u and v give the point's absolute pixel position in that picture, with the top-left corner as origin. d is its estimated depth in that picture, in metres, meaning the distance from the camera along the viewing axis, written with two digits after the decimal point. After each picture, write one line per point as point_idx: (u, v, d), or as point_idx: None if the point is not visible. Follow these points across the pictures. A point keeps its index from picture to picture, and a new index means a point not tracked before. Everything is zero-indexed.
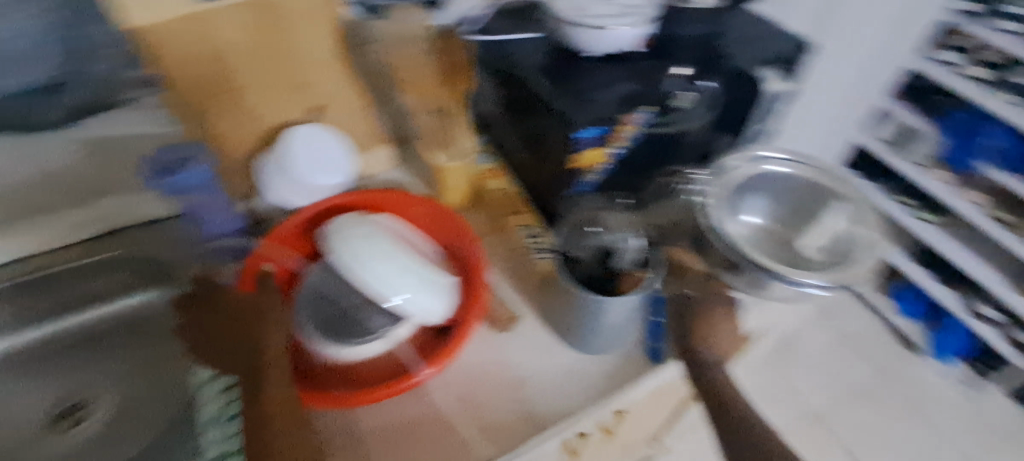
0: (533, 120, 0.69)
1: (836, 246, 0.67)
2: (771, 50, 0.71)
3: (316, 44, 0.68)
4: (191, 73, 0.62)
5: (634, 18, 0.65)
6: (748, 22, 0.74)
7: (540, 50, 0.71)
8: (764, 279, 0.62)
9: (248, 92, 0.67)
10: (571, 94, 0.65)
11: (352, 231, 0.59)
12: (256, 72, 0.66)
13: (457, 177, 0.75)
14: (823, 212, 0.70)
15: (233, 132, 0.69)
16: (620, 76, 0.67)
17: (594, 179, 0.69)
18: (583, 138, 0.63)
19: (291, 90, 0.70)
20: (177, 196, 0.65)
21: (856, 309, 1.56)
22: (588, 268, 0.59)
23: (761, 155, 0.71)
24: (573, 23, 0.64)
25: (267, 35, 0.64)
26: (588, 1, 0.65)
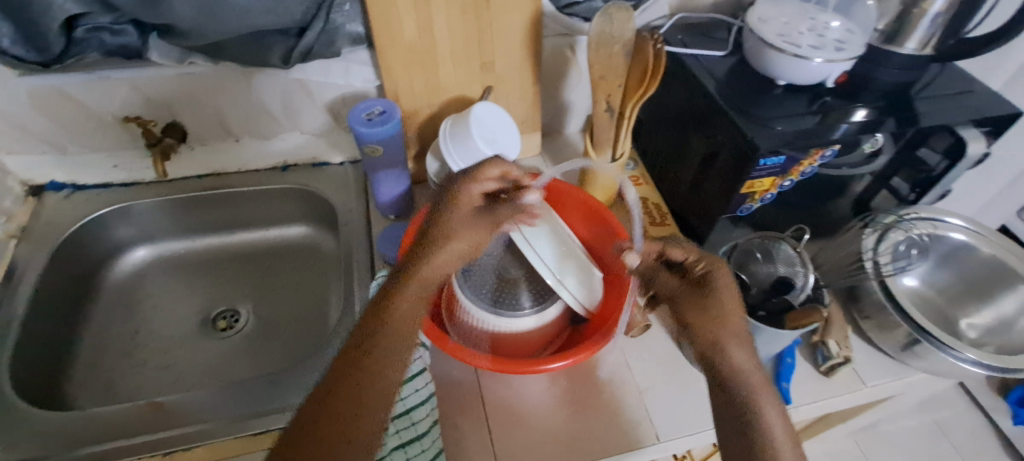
0: (704, 137, 0.69)
1: (1003, 329, 0.64)
2: (979, 109, 0.66)
3: (511, 28, 0.72)
4: (405, 38, 0.68)
5: (840, 52, 0.62)
6: (951, 79, 0.71)
7: (725, 69, 0.70)
8: (916, 337, 0.61)
9: (442, 61, 0.72)
10: (753, 117, 0.64)
11: None
12: (454, 43, 0.71)
13: (608, 177, 0.76)
14: (993, 290, 0.66)
15: (419, 97, 0.75)
16: (806, 108, 0.66)
17: (756, 205, 0.68)
18: (764, 166, 0.61)
19: (478, 66, 0.75)
20: (364, 147, 0.67)
21: (960, 402, 1.51)
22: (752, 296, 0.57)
23: (946, 218, 0.66)
24: (773, 47, 0.64)
25: (475, 11, 0.69)
26: (792, 29, 0.65)
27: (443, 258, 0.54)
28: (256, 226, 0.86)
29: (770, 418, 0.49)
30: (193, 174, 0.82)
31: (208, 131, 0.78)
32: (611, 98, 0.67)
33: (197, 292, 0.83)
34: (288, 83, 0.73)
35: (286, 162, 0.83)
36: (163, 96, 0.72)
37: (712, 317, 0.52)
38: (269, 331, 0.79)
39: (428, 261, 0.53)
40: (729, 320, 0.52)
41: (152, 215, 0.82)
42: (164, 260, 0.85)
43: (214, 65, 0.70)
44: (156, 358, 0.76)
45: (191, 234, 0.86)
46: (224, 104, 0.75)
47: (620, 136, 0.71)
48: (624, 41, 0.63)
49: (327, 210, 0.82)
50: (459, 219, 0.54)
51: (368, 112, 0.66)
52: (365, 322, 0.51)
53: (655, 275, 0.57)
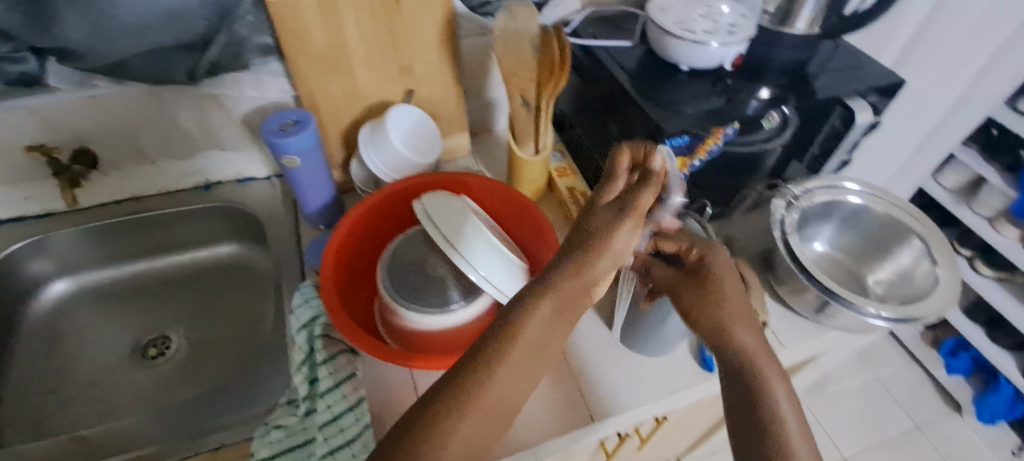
0: (618, 124, 0.71)
1: (903, 281, 0.68)
2: (864, 80, 0.72)
3: (424, 30, 0.73)
4: (315, 46, 0.68)
5: (733, 35, 0.66)
6: (841, 54, 0.76)
7: (633, 58, 0.73)
8: (825, 299, 0.65)
9: (358, 67, 0.73)
10: (659, 103, 0.67)
11: (437, 205, 0.62)
12: (368, 48, 0.72)
13: (533, 170, 0.77)
14: (892, 246, 0.70)
15: (338, 105, 0.75)
16: (710, 90, 0.69)
17: None
18: (672, 146, 0.64)
19: (396, 70, 0.75)
20: (282, 158, 0.66)
21: (899, 358, 1.60)
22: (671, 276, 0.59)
23: (842, 184, 0.71)
24: (672, 34, 0.67)
25: (384, 16, 0.69)
26: (688, 17, 0.68)
27: (605, 264, 0.45)
28: (183, 248, 0.84)
29: (778, 398, 0.46)
30: (109, 200, 0.79)
31: (120, 154, 0.75)
32: (525, 92, 0.68)
33: (125, 321, 0.80)
34: (201, 99, 0.72)
35: (209, 180, 0.82)
36: (67, 121, 0.69)
37: (709, 299, 0.51)
38: (204, 354, 0.77)
39: (591, 268, 0.44)
40: (723, 303, 0.51)
41: (69, 246, 0.78)
42: (87, 292, 0.81)
43: (120, 86, 0.68)
44: (84, 393, 0.72)
45: (115, 262, 0.83)
46: (135, 125, 0.72)
47: (540, 129, 0.73)
48: (529, 36, 0.65)
49: (256, 226, 0.81)
50: (593, 223, 0.46)
51: (282, 123, 0.66)
52: (483, 346, 0.41)
53: (654, 267, 0.56)
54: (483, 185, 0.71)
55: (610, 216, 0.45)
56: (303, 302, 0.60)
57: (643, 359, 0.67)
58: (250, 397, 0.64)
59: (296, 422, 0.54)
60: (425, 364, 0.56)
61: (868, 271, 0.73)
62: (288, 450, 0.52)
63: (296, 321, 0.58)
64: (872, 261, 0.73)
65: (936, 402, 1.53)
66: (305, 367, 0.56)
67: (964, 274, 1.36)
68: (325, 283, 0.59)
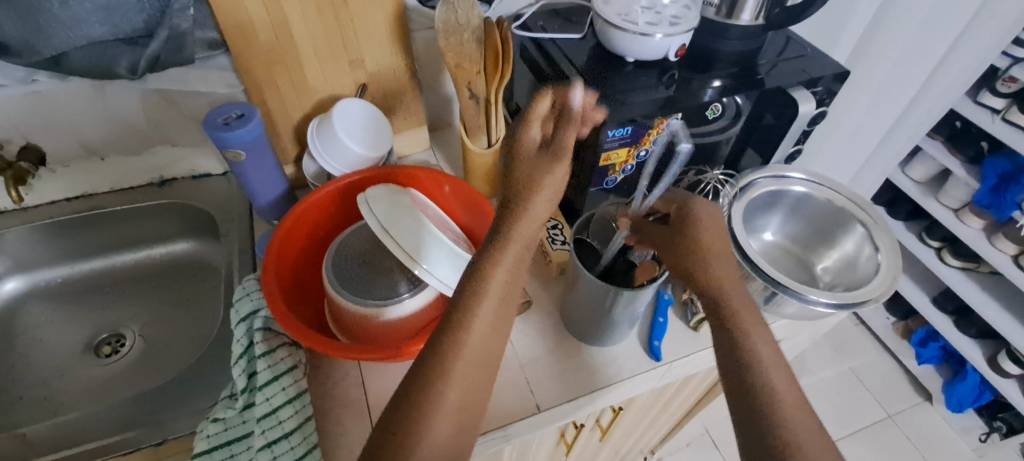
0: None
1: (849, 268, 0.69)
2: (809, 71, 0.72)
3: (373, 24, 0.73)
4: (261, 40, 0.68)
5: (676, 26, 0.66)
6: (787, 45, 0.77)
7: (581, 50, 0.74)
8: (772, 290, 0.65)
9: (306, 61, 0.73)
10: (605, 94, 0.67)
11: (380, 199, 0.61)
12: (316, 42, 0.72)
13: (487, 163, 0.78)
14: (839, 233, 0.71)
15: (288, 99, 0.75)
16: (658, 81, 0.69)
17: (619, 177, 0.72)
18: (613, 136, 0.65)
19: (346, 64, 0.76)
20: (225, 152, 0.65)
21: (873, 349, 1.62)
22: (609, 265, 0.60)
23: (787, 174, 0.71)
24: (615, 26, 0.67)
25: (331, 10, 0.69)
26: (632, 8, 0.69)
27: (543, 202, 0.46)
28: (138, 245, 0.83)
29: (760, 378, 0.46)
30: (61, 198, 0.78)
31: (68, 150, 0.74)
32: (472, 85, 0.69)
33: (79, 320, 0.80)
34: (147, 94, 0.71)
35: (162, 177, 0.82)
36: (8, 117, 0.68)
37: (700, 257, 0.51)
38: (158, 351, 0.76)
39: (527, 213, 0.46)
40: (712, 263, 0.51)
41: (19, 244, 0.77)
42: (40, 291, 0.80)
43: (63, 81, 0.67)
44: (33, 392, 0.72)
45: (68, 261, 0.82)
46: (81, 122, 0.72)
47: (492, 122, 0.74)
48: (472, 28, 0.65)
49: (210, 222, 0.81)
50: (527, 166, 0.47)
51: (225, 116, 0.65)
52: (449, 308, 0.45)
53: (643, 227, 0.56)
54: (432, 178, 0.71)
55: (539, 165, 0.47)
56: (245, 297, 0.59)
57: (591, 348, 0.67)
58: (195, 392, 0.64)
59: (232, 415, 0.53)
60: (367, 356, 0.56)
61: (817, 259, 0.73)
62: (225, 443, 0.52)
63: (236, 315, 0.58)
64: (822, 249, 0.73)
65: (908, 392, 1.54)
66: (243, 360, 0.55)
67: (932, 264, 1.38)
68: (268, 280, 0.58)
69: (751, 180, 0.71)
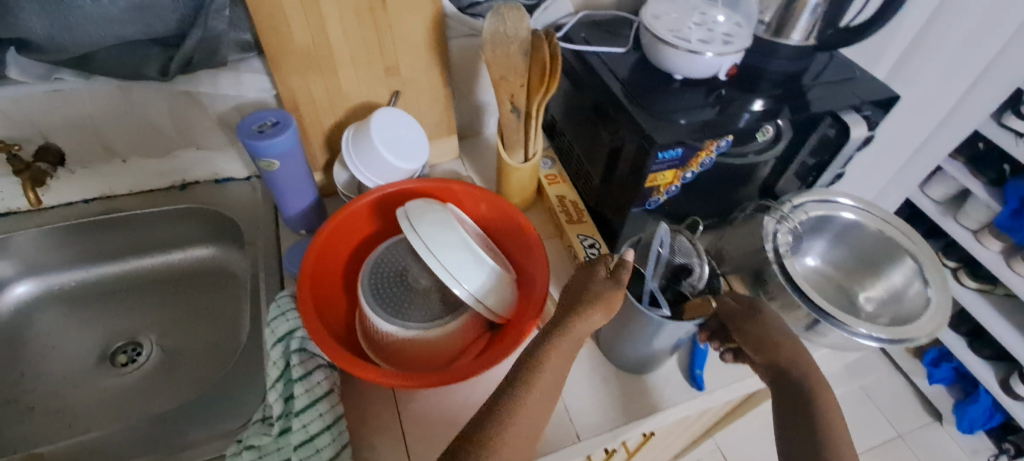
0: (609, 132, 0.70)
1: (895, 300, 0.67)
2: (860, 94, 0.70)
3: (411, 30, 0.72)
4: (296, 44, 0.66)
5: (728, 45, 0.64)
6: (835, 65, 0.75)
7: (626, 64, 0.72)
8: (815, 317, 0.63)
9: (341, 66, 0.70)
10: (651, 112, 0.65)
11: (422, 215, 0.59)
12: (352, 47, 0.69)
13: (522, 177, 0.75)
14: (884, 264, 0.69)
15: (320, 105, 0.72)
16: (704, 101, 0.67)
17: (663, 198, 0.69)
18: (663, 159, 0.62)
19: (381, 70, 0.74)
20: (259, 161, 0.63)
21: (884, 367, 1.61)
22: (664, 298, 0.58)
23: (836, 199, 0.70)
24: (666, 42, 0.65)
25: (371, 14, 0.68)
26: (683, 24, 0.66)
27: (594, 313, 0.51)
28: (156, 250, 0.81)
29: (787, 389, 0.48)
30: (79, 199, 0.75)
31: (89, 151, 0.71)
32: (514, 98, 0.66)
33: (93, 325, 0.77)
34: (176, 97, 0.68)
35: (185, 180, 0.79)
36: (28, 117, 0.65)
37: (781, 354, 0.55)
38: (177, 360, 0.74)
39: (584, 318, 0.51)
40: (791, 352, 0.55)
41: (31, 247, 0.74)
42: (50, 295, 0.77)
43: (87, 81, 0.64)
44: (46, 404, 0.69)
45: (82, 265, 0.78)
46: (104, 123, 0.69)
47: (530, 136, 0.71)
48: (519, 41, 0.62)
49: (234, 229, 0.78)
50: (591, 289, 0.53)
51: (260, 124, 0.62)
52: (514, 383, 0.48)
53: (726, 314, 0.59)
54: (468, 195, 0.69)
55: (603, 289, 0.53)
56: (281, 316, 0.57)
57: (630, 375, 0.65)
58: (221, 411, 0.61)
59: (269, 442, 0.51)
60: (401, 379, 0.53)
61: (860, 288, 0.72)
62: None
63: (272, 335, 0.56)
64: (865, 279, 0.71)
65: (918, 412, 1.53)
66: (279, 383, 0.53)
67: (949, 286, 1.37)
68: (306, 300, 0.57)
69: (795, 202, 0.70)
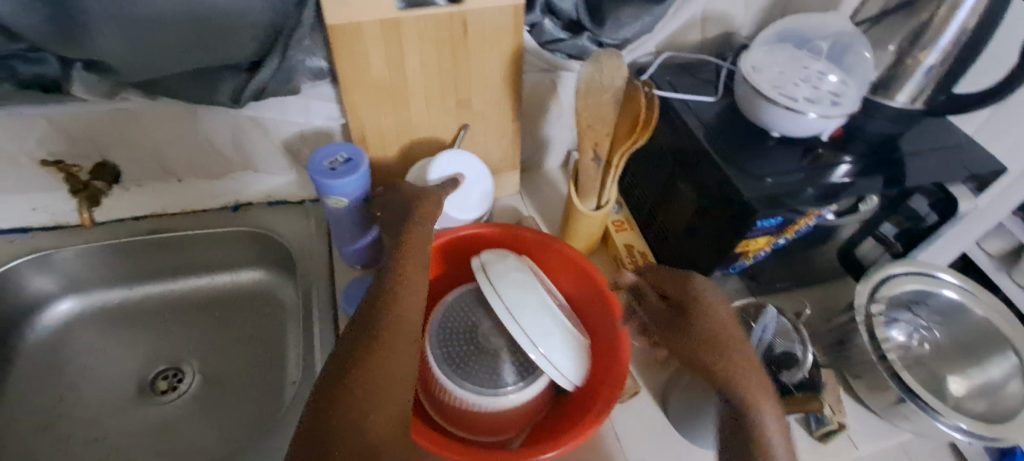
0: (693, 186, 0.66)
1: (991, 393, 0.61)
2: (970, 164, 0.65)
3: (489, 65, 0.68)
4: (373, 75, 0.63)
5: (835, 107, 0.60)
6: (936, 128, 0.70)
7: (714, 114, 0.68)
8: (901, 397, 0.59)
9: (415, 99, 0.67)
10: (744, 170, 0.61)
11: (502, 272, 0.55)
12: (428, 80, 0.66)
13: (592, 224, 0.72)
14: (985, 352, 0.64)
15: (388, 136, 0.69)
16: (799, 163, 0.63)
17: (749, 261, 0.66)
18: (761, 226, 0.59)
19: (454, 103, 0.70)
20: (327, 198, 0.60)
21: None
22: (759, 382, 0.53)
23: (938, 274, 0.66)
24: (767, 98, 0.61)
25: (451, 47, 0.65)
26: (787, 80, 0.62)
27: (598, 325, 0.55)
28: (203, 271, 0.77)
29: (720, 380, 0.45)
30: (129, 216, 0.72)
31: (146, 170, 0.68)
32: (597, 147, 0.63)
33: (133, 346, 0.73)
34: (241, 121, 0.66)
35: (238, 202, 0.76)
36: (88, 134, 0.62)
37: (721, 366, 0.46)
38: (218, 392, 0.70)
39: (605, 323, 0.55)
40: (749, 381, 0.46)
41: (78, 263, 0.71)
42: (92, 313, 0.74)
43: (152, 102, 0.61)
44: (84, 432, 0.66)
45: (127, 283, 0.75)
46: (165, 144, 0.66)
47: (607, 185, 0.68)
48: (614, 90, 0.58)
49: (286, 256, 0.75)
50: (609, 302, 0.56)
51: (331, 160, 0.59)
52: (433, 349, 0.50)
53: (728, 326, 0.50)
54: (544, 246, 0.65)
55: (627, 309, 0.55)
56: None
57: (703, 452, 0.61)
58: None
59: None
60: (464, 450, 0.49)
61: (952, 371, 0.64)
62: None
63: None
64: (957, 365, 0.64)
65: None
66: None
67: None
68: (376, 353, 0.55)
69: (890, 272, 0.66)
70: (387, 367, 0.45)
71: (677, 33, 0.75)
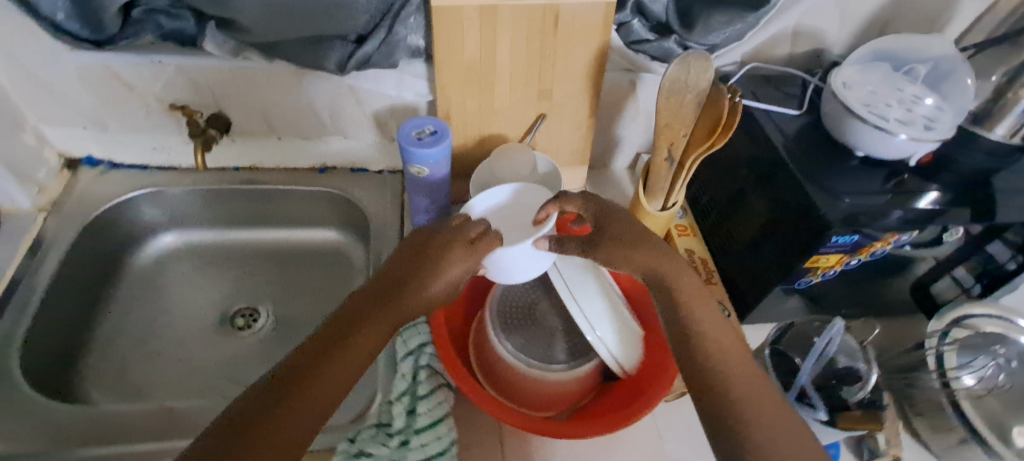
0: (766, 197, 0.65)
1: None
2: None
3: (574, 58, 0.71)
4: (465, 57, 0.67)
5: (929, 131, 0.59)
6: None
7: (796, 129, 0.67)
8: (969, 442, 0.58)
9: (500, 84, 0.70)
10: (821, 185, 0.60)
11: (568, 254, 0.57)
12: (516, 67, 0.69)
13: (657, 224, 0.73)
14: None
15: (471, 117, 0.73)
16: (882, 186, 0.61)
17: (816, 279, 0.64)
18: (836, 242, 0.58)
19: (535, 93, 0.73)
20: (410, 166, 0.65)
21: None
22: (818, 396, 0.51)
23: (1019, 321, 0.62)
24: (856, 115, 0.60)
25: (541, 37, 0.68)
26: (879, 99, 0.61)
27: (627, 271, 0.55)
28: (285, 225, 0.84)
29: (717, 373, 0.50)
30: (230, 166, 0.80)
31: (251, 125, 0.75)
32: (673, 147, 0.64)
33: (218, 283, 0.80)
34: (341, 88, 0.71)
35: (325, 164, 0.82)
36: (210, 86, 0.69)
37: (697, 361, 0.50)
38: (287, 336, 0.76)
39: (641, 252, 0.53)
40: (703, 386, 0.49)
41: (183, 203, 0.79)
42: (187, 249, 0.82)
43: (268, 63, 0.67)
44: (170, 353, 0.73)
45: (219, 226, 0.83)
46: (272, 104, 0.73)
47: (676, 187, 0.68)
48: (697, 91, 0.59)
49: (361, 220, 0.80)
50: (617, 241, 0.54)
51: (419, 131, 0.64)
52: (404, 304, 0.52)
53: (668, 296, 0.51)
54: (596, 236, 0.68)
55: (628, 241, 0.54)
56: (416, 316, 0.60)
57: None
58: None
59: (386, 453, 0.51)
60: (525, 423, 0.52)
61: None
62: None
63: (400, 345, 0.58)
64: None
65: None
66: (406, 397, 0.54)
67: None
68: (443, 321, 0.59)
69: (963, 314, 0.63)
70: (334, 362, 0.48)
71: (766, 45, 0.75)
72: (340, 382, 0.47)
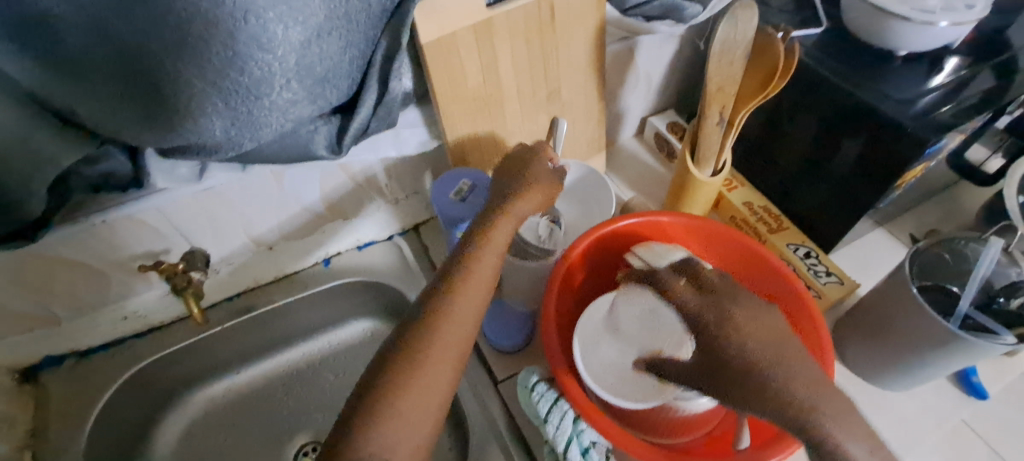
0: (823, 128, 0.63)
1: None
2: None
3: (576, 46, 0.62)
4: (467, 87, 0.57)
5: (969, 12, 0.55)
6: None
7: (823, 48, 0.63)
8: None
9: (508, 103, 0.61)
10: (883, 98, 0.57)
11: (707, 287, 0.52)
12: (519, 78, 0.60)
13: (709, 191, 0.66)
14: None
15: (485, 149, 0.63)
16: (933, 78, 0.59)
17: (897, 191, 0.64)
18: (926, 153, 0.56)
19: (544, 97, 0.64)
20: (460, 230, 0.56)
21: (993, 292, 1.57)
22: (982, 317, 0.50)
23: None
24: (894, 13, 0.56)
25: (539, 36, 0.58)
26: None
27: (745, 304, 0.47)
28: (309, 335, 0.73)
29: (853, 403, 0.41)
30: (222, 297, 0.68)
31: (234, 247, 0.63)
32: (725, 109, 0.58)
33: (261, 431, 0.68)
34: (329, 170, 0.60)
35: (328, 254, 0.70)
36: (177, 225, 0.56)
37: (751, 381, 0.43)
38: None
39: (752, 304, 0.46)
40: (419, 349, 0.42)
41: (186, 361, 0.67)
42: (210, 408, 0.69)
43: (239, 177, 0.54)
44: None
45: (234, 367, 0.70)
46: (253, 213, 0.60)
47: (727, 145, 0.62)
48: (745, 44, 0.54)
49: (397, 299, 0.70)
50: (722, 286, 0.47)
51: (455, 192, 0.55)
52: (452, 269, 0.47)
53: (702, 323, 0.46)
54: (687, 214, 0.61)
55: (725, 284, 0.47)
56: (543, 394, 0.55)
57: (896, 394, 0.60)
58: None
59: None
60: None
61: None
62: None
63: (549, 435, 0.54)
64: None
65: None
66: None
67: None
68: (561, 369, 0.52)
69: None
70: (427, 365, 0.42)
71: None
72: (438, 377, 0.42)
